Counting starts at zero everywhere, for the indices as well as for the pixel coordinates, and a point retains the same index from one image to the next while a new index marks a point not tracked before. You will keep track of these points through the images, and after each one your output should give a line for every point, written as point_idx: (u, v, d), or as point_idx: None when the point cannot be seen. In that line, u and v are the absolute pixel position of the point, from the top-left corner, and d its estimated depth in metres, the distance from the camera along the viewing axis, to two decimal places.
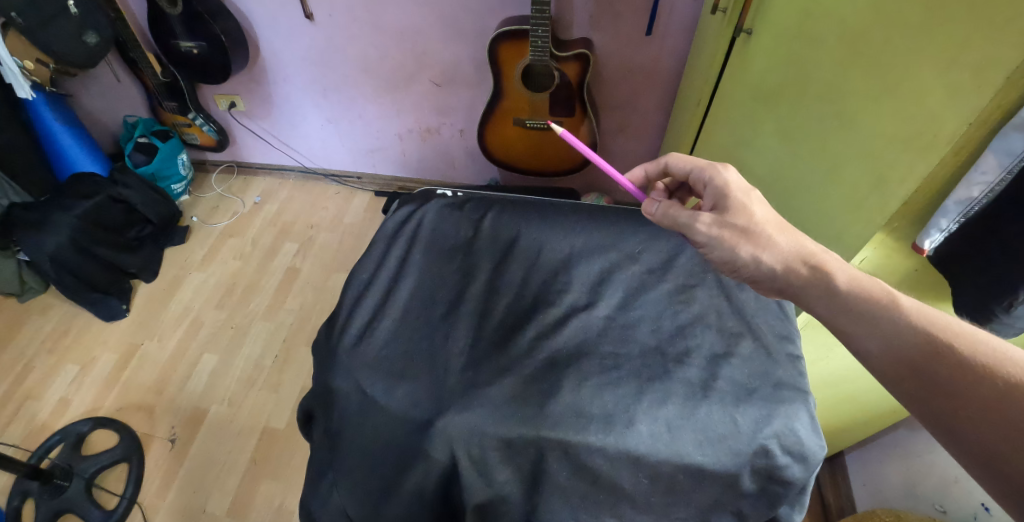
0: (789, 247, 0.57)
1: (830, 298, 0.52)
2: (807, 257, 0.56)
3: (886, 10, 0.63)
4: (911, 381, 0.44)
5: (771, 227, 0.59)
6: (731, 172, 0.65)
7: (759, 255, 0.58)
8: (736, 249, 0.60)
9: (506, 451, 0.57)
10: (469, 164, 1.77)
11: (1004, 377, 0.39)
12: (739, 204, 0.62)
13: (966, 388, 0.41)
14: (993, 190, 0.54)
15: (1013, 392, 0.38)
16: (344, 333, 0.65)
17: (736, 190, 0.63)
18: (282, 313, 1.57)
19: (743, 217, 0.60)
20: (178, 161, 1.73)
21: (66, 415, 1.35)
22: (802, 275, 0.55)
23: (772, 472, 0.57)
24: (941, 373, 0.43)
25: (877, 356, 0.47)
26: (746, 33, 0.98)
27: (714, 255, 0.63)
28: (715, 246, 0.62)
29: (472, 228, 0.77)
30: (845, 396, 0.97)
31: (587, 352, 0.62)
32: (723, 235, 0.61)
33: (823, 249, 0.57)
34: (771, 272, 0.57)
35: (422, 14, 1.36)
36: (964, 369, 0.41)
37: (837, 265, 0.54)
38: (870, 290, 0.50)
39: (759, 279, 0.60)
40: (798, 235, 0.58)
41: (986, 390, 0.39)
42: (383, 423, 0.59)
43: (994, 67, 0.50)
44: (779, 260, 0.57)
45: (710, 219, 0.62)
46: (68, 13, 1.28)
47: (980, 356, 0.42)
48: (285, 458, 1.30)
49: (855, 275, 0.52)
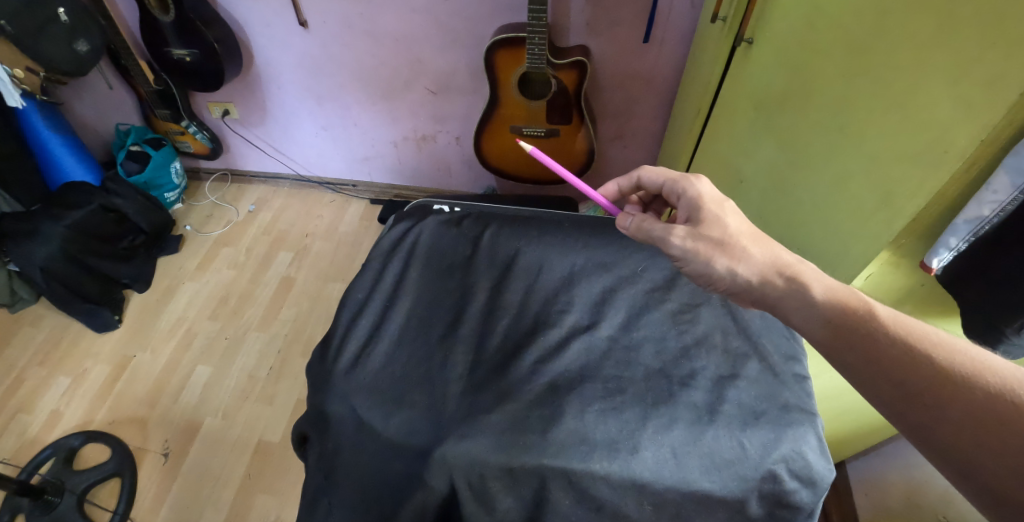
0: (764, 258, 0.55)
1: (808, 309, 0.50)
2: (783, 267, 0.54)
3: (890, 23, 0.62)
4: (893, 394, 0.43)
5: (746, 239, 0.57)
6: (703, 184, 0.64)
7: (735, 267, 0.56)
8: (711, 262, 0.58)
9: (508, 480, 0.54)
10: (465, 172, 1.75)
11: (984, 387, 0.39)
12: (713, 215, 0.60)
13: (951, 401, 0.39)
14: (1005, 209, 0.52)
15: (996, 405, 0.38)
16: (339, 357, 0.64)
17: (709, 201, 0.62)
18: (277, 324, 1.55)
19: (717, 229, 0.59)
20: (171, 169, 1.70)
21: (57, 429, 1.32)
22: (778, 287, 0.53)
23: (780, 498, 0.54)
24: (923, 384, 0.41)
25: (856, 367, 0.45)
26: (747, 42, 0.97)
27: (690, 269, 0.61)
28: (690, 259, 0.60)
29: (471, 245, 0.76)
30: (847, 409, 0.95)
31: (590, 375, 0.61)
32: (698, 248, 0.59)
33: (800, 259, 0.55)
34: (747, 284, 0.55)
35: (418, 21, 1.34)
36: (947, 380, 0.40)
37: (812, 276, 0.52)
38: (846, 301, 0.49)
39: (735, 293, 0.58)
40: (773, 247, 0.56)
41: (969, 402, 0.39)
42: (380, 449, 0.57)
43: (1005, 82, 0.48)
44: (754, 271, 0.55)
45: (685, 232, 0.60)
46: (59, 21, 1.26)
47: (959, 365, 0.41)
48: (281, 471, 1.28)
49: (832, 287, 0.51)
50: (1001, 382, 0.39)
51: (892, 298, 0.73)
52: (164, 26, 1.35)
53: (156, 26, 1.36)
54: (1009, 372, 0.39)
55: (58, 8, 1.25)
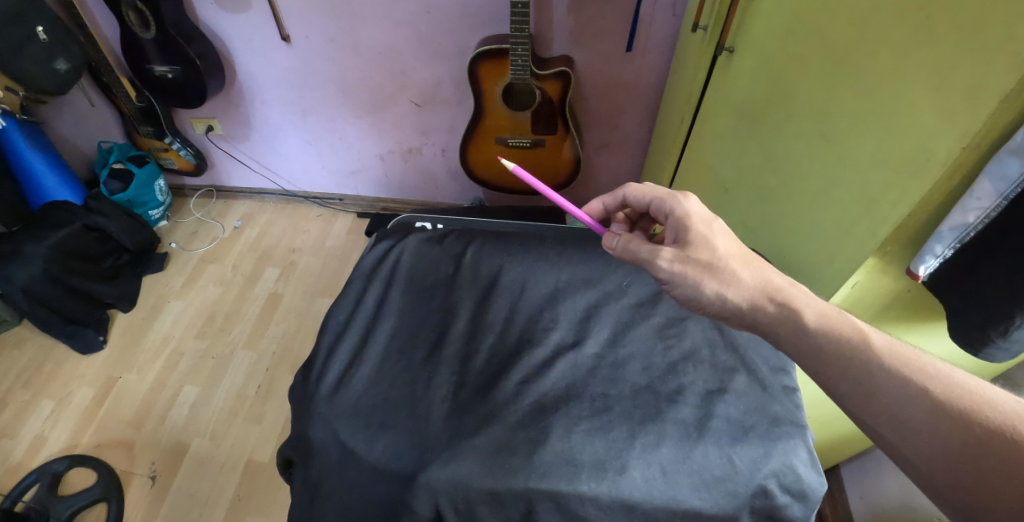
0: (753, 283, 0.54)
1: (799, 336, 0.50)
2: (773, 293, 0.53)
3: (869, 31, 0.62)
4: (886, 427, 0.43)
5: (735, 261, 0.57)
6: (692, 202, 0.63)
7: (724, 292, 0.55)
8: (700, 285, 0.57)
9: (494, 505, 0.53)
10: (452, 184, 1.75)
11: (982, 422, 0.39)
12: (702, 237, 0.59)
13: (945, 436, 0.40)
14: (989, 215, 0.52)
15: (992, 441, 0.38)
16: (321, 380, 0.62)
17: (697, 221, 0.61)
18: (264, 341, 1.53)
19: (705, 251, 0.58)
20: (155, 187, 1.68)
21: (41, 454, 1.29)
22: (768, 312, 0.52)
23: (771, 512, 0.54)
24: (918, 418, 0.41)
25: (850, 397, 0.45)
26: (728, 51, 0.97)
27: (678, 292, 0.60)
28: (678, 283, 0.59)
29: (453, 263, 0.75)
30: (835, 417, 0.95)
31: (576, 394, 0.60)
32: (687, 272, 0.58)
33: (792, 283, 0.54)
34: (737, 309, 0.55)
35: (401, 34, 1.34)
36: (943, 414, 0.41)
37: (804, 301, 0.52)
38: (839, 328, 0.48)
39: (725, 317, 0.57)
40: (763, 270, 0.56)
41: (965, 437, 0.39)
42: (364, 477, 0.55)
43: (985, 90, 0.48)
44: (744, 296, 0.54)
45: (672, 255, 0.59)
46: (38, 39, 1.24)
47: (955, 399, 0.41)
48: (270, 492, 1.25)
49: (824, 312, 0.50)
50: (1000, 417, 0.39)
51: (878, 306, 0.73)
52: (144, 43, 1.34)
53: (138, 43, 1.34)
54: (1007, 406, 0.39)
55: (37, 26, 1.23)
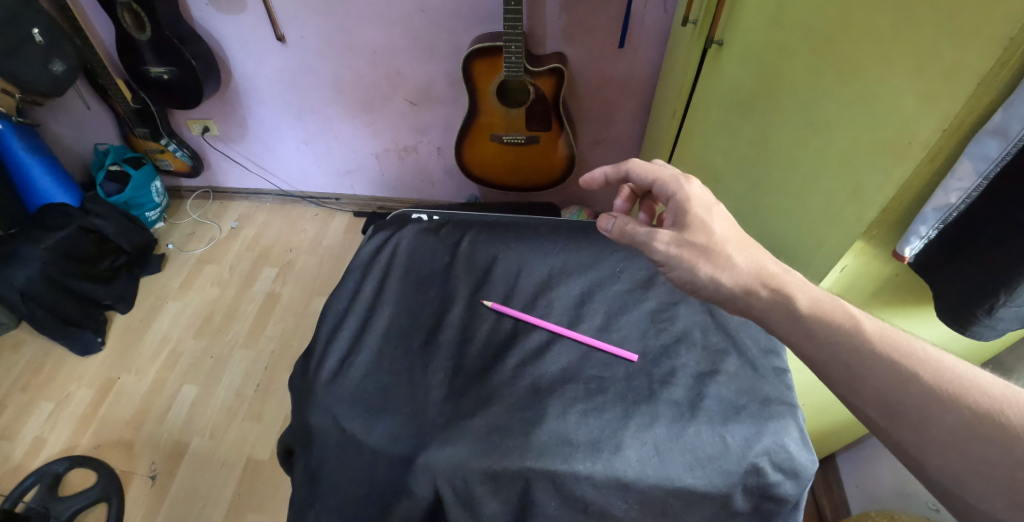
0: (748, 268, 0.55)
1: (793, 321, 0.50)
2: (767, 278, 0.53)
3: (850, 19, 0.64)
4: (877, 411, 0.43)
5: (731, 246, 0.57)
6: (694, 186, 0.63)
7: (718, 275, 0.56)
8: (695, 269, 0.58)
9: (492, 484, 0.54)
10: (447, 181, 1.76)
11: (971, 407, 0.39)
12: (699, 221, 0.60)
13: (932, 420, 0.40)
14: (971, 195, 0.53)
15: (982, 425, 0.38)
16: (320, 368, 0.63)
17: (696, 206, 0.61)
18: (263, 340, 1.53)
19: (702, 235, 0.58)
20: (151, 188, 1.68)
21: (41, 455, 1.29)
22: (762, 297, 0.53)
23: (764, 491, 0.55)
24: (908, 402, 0.42)
25: (842, 382, 0.46)
26: (717, 43, 0.99)
27: (674, 275, 0.60)
28: (674, 265, 0.60)
29: (449, 252, 0.76)
30: (829, 405, 0.96)
31: (572, 377, 0.62)
32: (682, 254, 0.59)
33: (785, 268, 0.55)
34: (730, 294, 0.55)
35: (395, 34, 1.35)
36: (932, 398, 0.41)
37: (797, 287, 0.52)
38: (832, 314, 0.48)
39: (719, 301, 0.57)
40: (758, 255, 0.56)
41: (953, 421, 0.40)
42: (362, 461, 0.56)
43: (960, 72, 0.50)
44: (738, 282, 0.55)
45: (669, 238, 0.60)
46: (33, 41, 1.25)
47: (945, 383, 0.41)
48: (271, 489, 1.26)
49: (817, 298, 0.51)
50: (989, 402, 0.39)
51: (868, 291, 0.74)
52: (140, 45, 1.34)
53: (133, 45, 1.35)
54: (997, 390, 0.40)
55: (32, 28, 1.24)
